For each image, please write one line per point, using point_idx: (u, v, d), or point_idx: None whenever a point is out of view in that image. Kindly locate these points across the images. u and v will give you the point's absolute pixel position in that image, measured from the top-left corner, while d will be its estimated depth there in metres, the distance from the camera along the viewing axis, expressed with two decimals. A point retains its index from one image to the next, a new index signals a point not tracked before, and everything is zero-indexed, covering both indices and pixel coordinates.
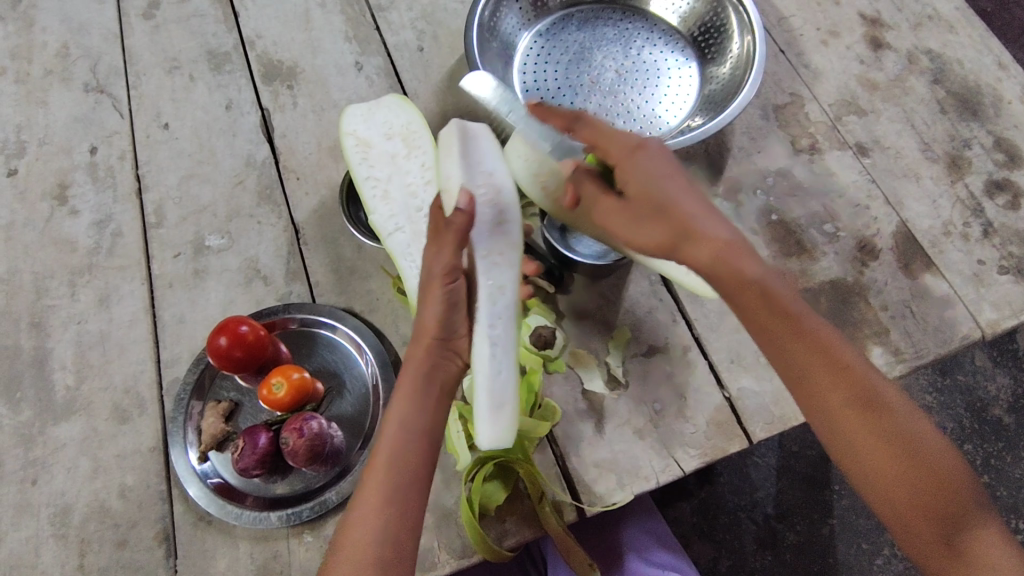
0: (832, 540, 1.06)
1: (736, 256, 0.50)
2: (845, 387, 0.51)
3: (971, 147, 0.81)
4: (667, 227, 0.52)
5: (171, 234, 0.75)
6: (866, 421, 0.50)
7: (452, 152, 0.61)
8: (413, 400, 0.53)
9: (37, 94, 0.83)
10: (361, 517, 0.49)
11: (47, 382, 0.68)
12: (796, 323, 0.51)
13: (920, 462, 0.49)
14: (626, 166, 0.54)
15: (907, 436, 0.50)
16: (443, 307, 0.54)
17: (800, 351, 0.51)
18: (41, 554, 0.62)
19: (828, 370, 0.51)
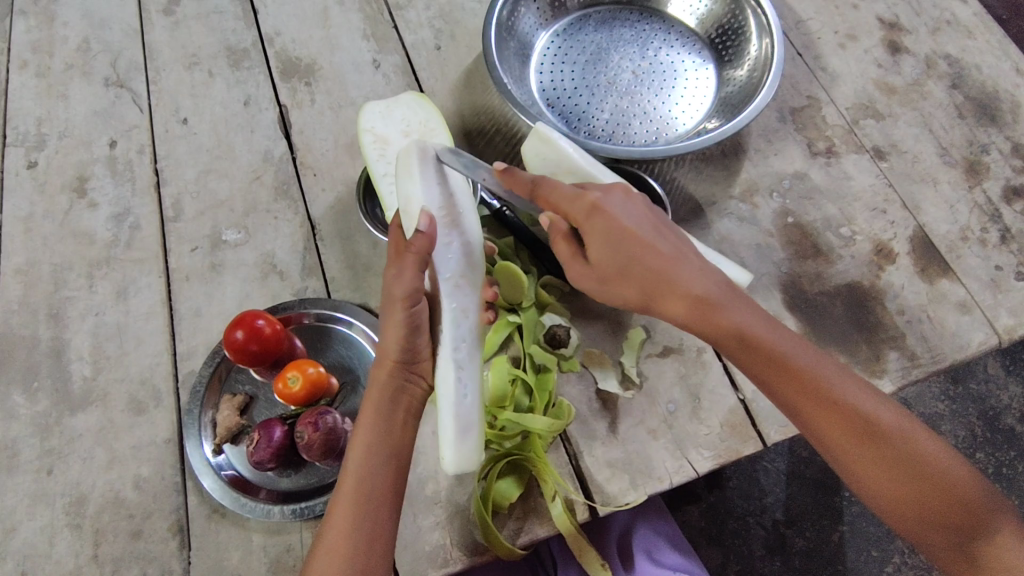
0: (841, 547, 1.06)
1: (711, 309, 0.52)
2: (844, 420, 0.51)
3: (989, 153, 0.80)
4: (643, 283, 0.53)
5: (188, 228, 0.76)
6: (868, 450, 0.51)
7: (410, 171, 0.61)
8: (375, 430, 0.55)
9: (58, 88, 0.83)
10: (330, 548, 0.52)
11: (64, 373, 0.69)
12: (779, 366, 0.52)
13: (925, 479, 0.51)
14: (592, 229, 0.53)
15: (911, 458, 0.51)
16: (403, 334, 0.56)
17: (795, 393, 0.52)
18: (56, 543, 0.62)
19: (822, 407, 0.51)
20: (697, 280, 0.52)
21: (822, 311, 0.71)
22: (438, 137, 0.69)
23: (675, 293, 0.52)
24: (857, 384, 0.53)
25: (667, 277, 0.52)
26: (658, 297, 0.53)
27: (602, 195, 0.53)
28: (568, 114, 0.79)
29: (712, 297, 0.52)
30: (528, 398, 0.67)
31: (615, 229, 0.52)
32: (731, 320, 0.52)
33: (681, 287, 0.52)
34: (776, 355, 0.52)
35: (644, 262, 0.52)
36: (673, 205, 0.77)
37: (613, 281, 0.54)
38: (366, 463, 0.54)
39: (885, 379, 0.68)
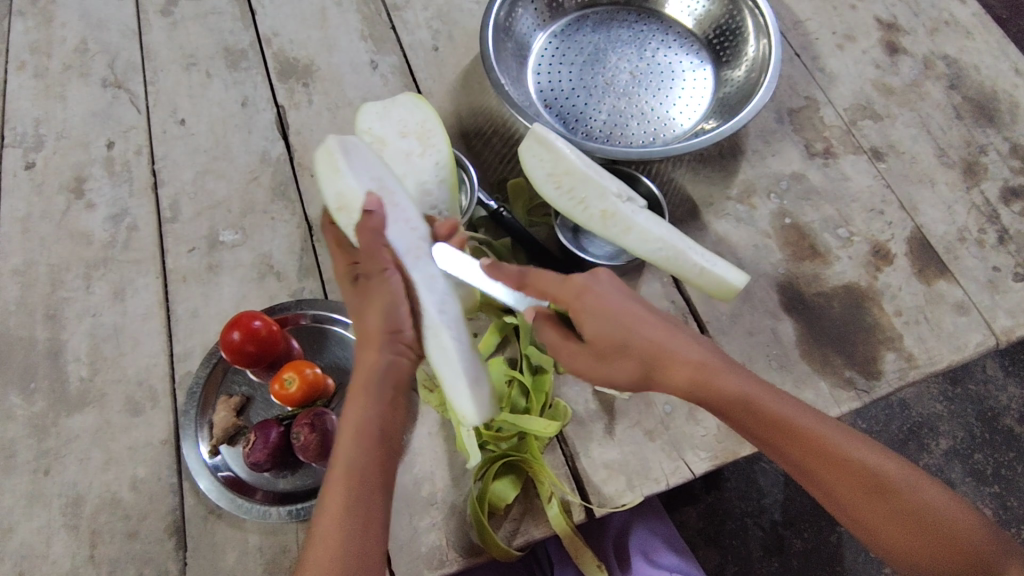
0: (838, 548, 1.06)
1: (711, 376, 0.52)
2: (845, 473, 0.52)
3: (987, 153, 0.80)
4: (647, 355, 0.52)
5: (185, 229, 0.76)
6: (875, 501, 0.51)
7: (335, 168, 0.61)
8: (364, 409, 0.53)
9: (55, 89, 0.83)
10: (321, 534, 0.50)
11: (62, 373, 0.69)
12: (783, 431, 0.52)
13: (931, 531, 0.51)
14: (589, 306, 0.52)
15: (915, 510, 0.51)
16: (389, 307, 0.55)
17: (798, 452, 0.52)
18: (52, 544, 0.62)
19: (826, 462, 0.52)
20: (693, 350, 0.53)
21: (819, 312, 0.71)
22: (436, 138, 0.68)
23: (681, 362, 0.52)
24: (858, 439, 0.53)
25: (667, 352, 0.52)
26: (661, 369, 0.52)
27: (588, 279, 0.53)
28: (566, 115, 0.79)
29: (711, 365, 0.53)
30: (525, 398, 0.67)
31: (609, 309, 0.52)
32: (733, 387, 0.52)
33: (681, 358, 0.52)
34: (780, 421, 0.52)
35: (641, 333, 0.52)
36: (670, 206, 0.77)
37: (611, 358, 0.52)
38: (355, 445, 0.52)
39: (883, 381, 0.68)
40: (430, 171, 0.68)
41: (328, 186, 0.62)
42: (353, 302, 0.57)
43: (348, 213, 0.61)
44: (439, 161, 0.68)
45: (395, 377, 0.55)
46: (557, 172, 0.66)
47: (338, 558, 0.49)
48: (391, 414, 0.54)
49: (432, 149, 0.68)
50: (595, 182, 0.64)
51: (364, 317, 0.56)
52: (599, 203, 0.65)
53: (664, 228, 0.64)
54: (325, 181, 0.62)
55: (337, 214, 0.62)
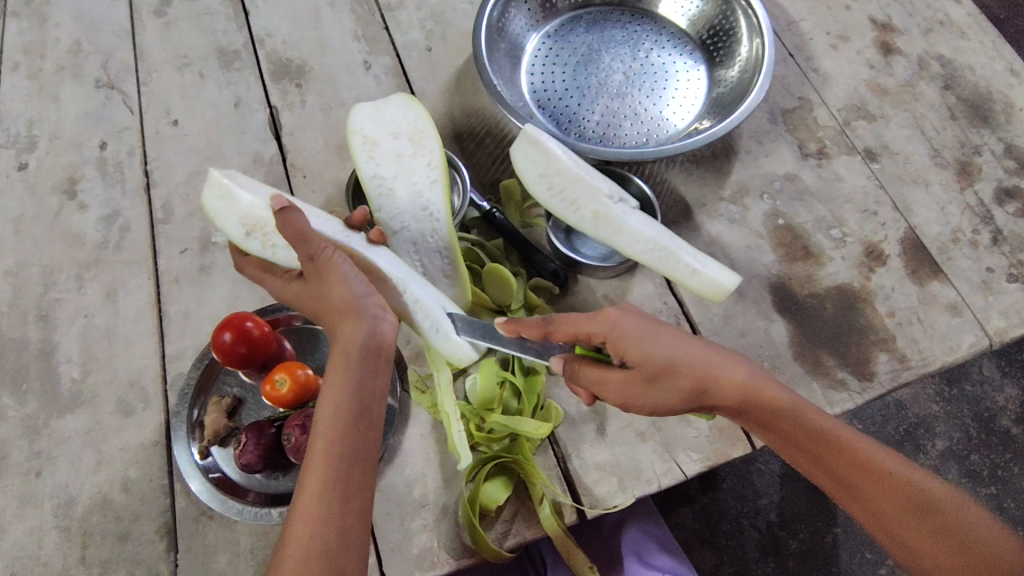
0: (835, 549, 1.06)
1: (762, 388, 0.52)
2: (886, 488, 0.50)
3: (981, 154, 0.80)
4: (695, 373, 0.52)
5: (178, 230, 0.76)
6: (921, 521, 0.49)
7: (230, 196, 0.62)
8: (347, 378, 0.50)
9: (48, 90, 0.83)
10: (301, 512, 0.46)
11: (54, 375, 0.69)
12: (826, 442, 0.52)
13: (979, 556, 0.47)
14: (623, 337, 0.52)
15: (964, 533, 0.48)
16: (349, 279, 0.54)
17: (839, 466, 0.51)
18: (43, 545, 0.62)
19: (869, 477, 0.50)
20: (739, 365, 0.53)
21: (812, 313, 0.71)
22: (428, 139, 0.68)
23: (728, 374, 0.52)
24: (902, 461, 0.52)
25: (714, 369, 0.52)
26: (710, 385, 0.52)
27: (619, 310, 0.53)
28: (559, 115, 0.79)
29: (754, 384, 0.52)
30: (516, 399, 0.66)
31: (647, 329, 0.52)
32: (778, 397, 0.52)
33: (726, 377, 0.52)
34: (823, 434, 0.52)
35: (685, 349, 0.52)
36: (663, 206, 0.77)
37: (656, 376, 0.52)
38: (336, 419, 0.49)
39: (875, 382, 0.68)
40: (421, 172, 0.68)
41: (229, 218, 0.62)
42: (303, 292, 0.56)
43: (261, 232, 0.62)
44: (431, 161, 0.68)
45: (374, 343, 0.52)
46: (549, 172, 0.66)
47: (318, 536, 0.45)
48: (375, 382, 0.52)
49: (424, 150, 0.68)
50: (586, 180, 0.65)
51: (325, 300, 0.53)
52: (591, 204, 0.65)
53: (655, 228, 0.64)
54: (224, 218, 0.62)
55: (249, 241, 0.62)
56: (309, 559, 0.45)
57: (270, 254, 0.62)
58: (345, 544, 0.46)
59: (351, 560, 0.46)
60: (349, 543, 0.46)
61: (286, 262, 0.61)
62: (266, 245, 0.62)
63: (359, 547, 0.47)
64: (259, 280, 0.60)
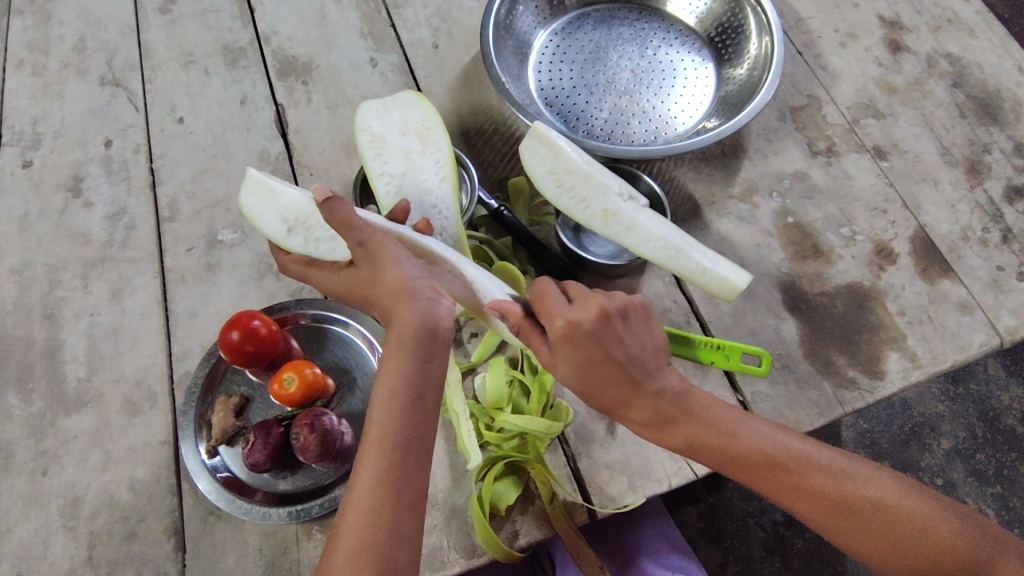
0: (841, 548, 1.05)
1: (670, 424, 0.53)
2: (818, 503, 0.52)
3: (991, 152, 0.80)
4: (612, 396, 0.53)
5: (184, 228, 0.75)
6: (839, 521, 0.51)
7: (269, 190, 0.62)
8: (404, 362, 0.49)
9: (53, 87, 0.83)
10: (354, 502, 0.47)
11: (59, 374, 0.68)
12: (735, 460, 0.53)
13: (900, 539, 0.50)
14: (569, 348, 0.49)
15: (885, 519, 0.51)
16: (402, 260, 0.51)
17: (755, 480, 0.53)
18: (50, 546, 0.62)
19: (782, 487, 0.52)
20: (665, 386, 0.53)
21: (822, 312, 0.71)
22: (436, 136, 0.68)
23: (640, 404, 0.52)
24: (822, 462, 0.53)
25: (635, 387, 0.52)
26: (625, 409, 0.53)
27: (575, 316, 0.49)
28: (566, 113, 0.78)
29: (670, 411, 0.53)
30: (526, 398, 0.66)
31: (590, 353, 0.49)
32: (685, 418, 0.53)
33: (647, 402, 0.52)
34: (739, 456, 0.53)
35: (603, 363, 0.50)
36: (673, 205, 0.77)
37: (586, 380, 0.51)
38: (391, 409, 0.48)
39: (886, 381, 0.67)
40: (430, 170, 0.67)
41: (269, 216, 0.62)
42: (355, 279, 0.54)
43: (303, 227, 0.62)
44: (440, 159, 0.67)
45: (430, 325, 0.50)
46: (559, 170, 0.65)
47: (370, 527, 0.46)
48: (432, 369, 0.50)
49: (433, 147, 0.68)
50: (598, 180, 0.64)
51: (379, 286, 0.51)
52: (601, 203, 0.65)
53: (666, 227, 0.64)
54: (263, 215, 0.62)
55: (290, 237, 0.62)
56: (359, 555, 0.45)
57: (313, 249, 0.62)
58: (396, 539, 0.46)
59: (402, 554, 0.46)
60: (399, 536, 0.47)
61: (330, 256, 0.61)
62: (309, 241, 0.62)
63: (411, 542, 0.47)
64: (298, 276, 0.61)
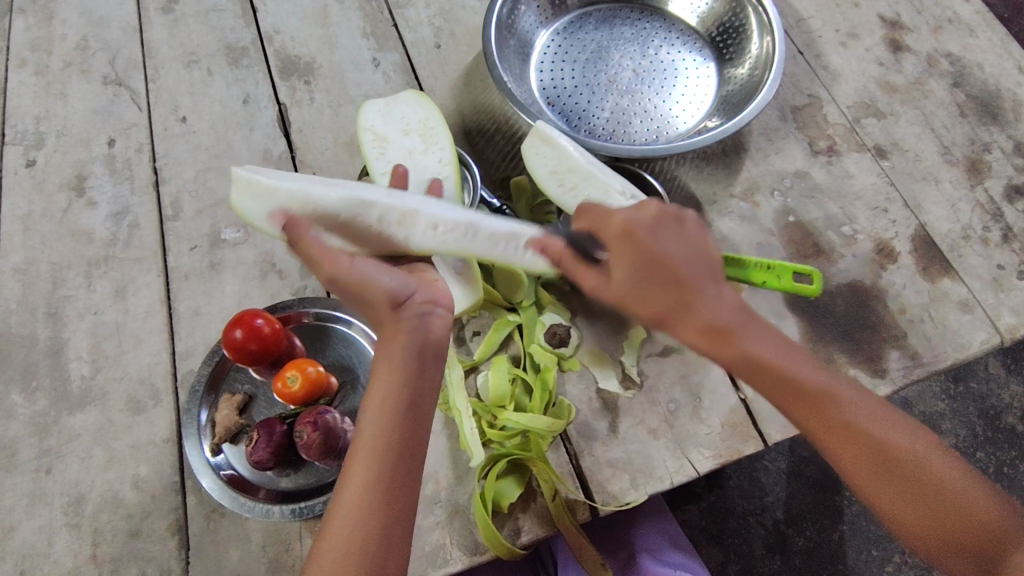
0: (842, 546, 1.05)
1: (726, 339, 0.48)
2: (865, 446, 0.48)
3: (991, 151, 0.80)
4: (663, 301, 0.48)
5: (187, 227, 0.75)
6: (885, 473, 0.48)
7: (263, 189, 0.58)
8: (398, 371, 0.49)
9: (56, 86, 0.83)
10: (344, 508, 0.47)
11: (64, 372, 0.69)
12: (792, 388, 0.49)
13: (942, 498, 0.48)
14: (628, 244, 0.49)
15: (927, 480, 0.48)
16: (383, 279, 0.51)
17: (805, 414, 0.49)
18: (54, 543, 0.62)
19: (829, 426, 0.49)
20: (723, 299, 0.49)
21: (823, 311, 0.71)
22: (439, 136, 0.68)
23: (694, 317, 0.48)
24: (875, 412, 0.50)
25: (691, 297, 0.48)
26: (674, 321, 0.49)
27: (633, 216, 0.50)
28: (568, 112, 0.78)
29: (731, 324, 0.48)
30: (528, 397, 0.67)
31: (648, 250, 0.48)
32: (746, 340, 0.48)
33: (706, 311, 0.48)
34: (792, 382, 0.49)
35: (663, 262, 0.48)
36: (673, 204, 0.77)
37: (642, 286, 0.49)
38: (387, 415, 0.49)
39: (887, 379, 0.68)
40: (433, 168, 0.68)
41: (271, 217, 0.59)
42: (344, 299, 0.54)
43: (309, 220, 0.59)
44: (443, 158, 0.68)
45: (424, 335, 0.51)
46: (561, 170, 0.66)
47: (361, 531, 0.46)
48: (428, 377, 0.51)
49: (435, 146, 0.68)
50: (600, 179, 0.65)
51: (361, 303, 0.51)
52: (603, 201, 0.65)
53: None
54: (264, 217, 0.59)
55: None
56: (349, 558, 0.46)
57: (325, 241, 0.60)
58: (388, 546, 0.47)
59: (393, 559, 0.47)
60: (390, 543, 0.47)
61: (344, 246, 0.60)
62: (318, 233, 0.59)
63: (401, 548, 0.48)
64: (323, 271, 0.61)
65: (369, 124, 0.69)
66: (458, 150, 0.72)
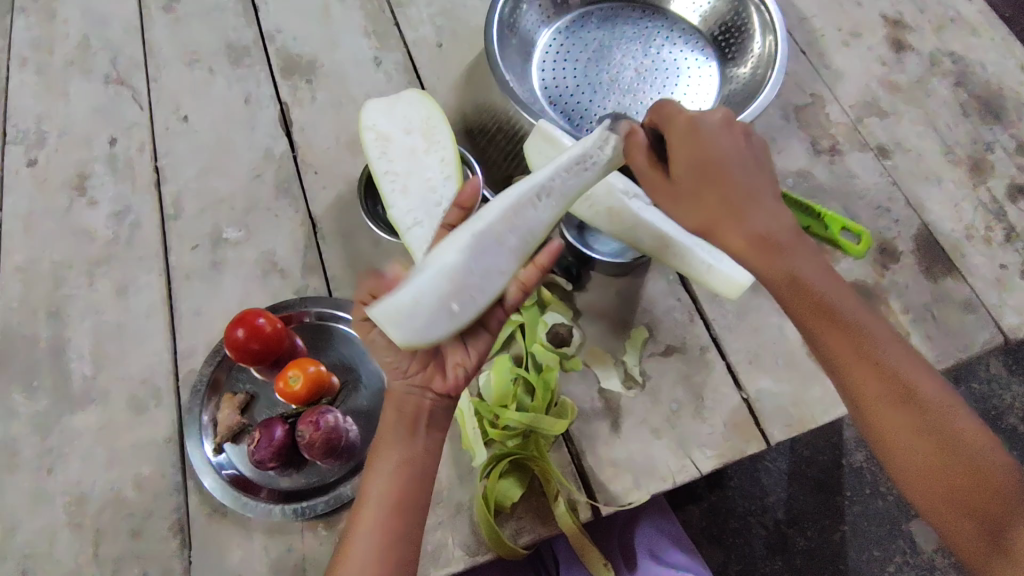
0: (843, 546, 1.05)
1: (770, 251, 0.52)
2: (891, 382, 0.50)
3: (994, 151, 0.80)
4: (713, 209, 0.52)
5: (189, 226, 0.75)
6: (898, 408, 0.50)
7: (426, 310, 0.49)
8: (392, 436, 0.54)
9: (58, 86, 0.83)
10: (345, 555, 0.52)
11: (66, 371, 0.69)
12: (822, 309, 0.51)
13: (952, 444, 0.49)
14: (689, 143, 0.51)
15: (941, 426, 0.49)
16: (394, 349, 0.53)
17: (829, 336, 0.51)
18: (56, 542, 0.62)
19: (854, 352, 0.50)
20: (770, 216, 0.52)
21: None
22: (441, 135, 0.68)
23: (738, 232, 0.52)
24: (900, 347, 0.51)
25: (738, 213, 0.52)
26: (720, 228, 0.52)
27: (701, 117, 0.53)
28: (570, 112, 0.78)
29: (778, 239, 0.52)
30: (530, 396, 0.66)
31: (705, 160, 0.52)
32: (789, 253, 0.52)
33: (750, 227, 0.52)
34: (828, 307, 0.51)
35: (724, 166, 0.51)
36: None
37: (701, 189, 0.52)
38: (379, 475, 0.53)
39: None
40: (435, 168, 0.68)
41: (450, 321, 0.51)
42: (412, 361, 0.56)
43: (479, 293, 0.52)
44: (445, 157, 0.68)
45: (411, 411, 0.54)
46: None
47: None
48: (417, 444, 0.54)
49: (438, 146, 0.68)
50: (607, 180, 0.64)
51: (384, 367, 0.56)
52: (605, 201, 0.65)
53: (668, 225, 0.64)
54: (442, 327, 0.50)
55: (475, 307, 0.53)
56: None
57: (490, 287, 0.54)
58: None
59: None
60: None
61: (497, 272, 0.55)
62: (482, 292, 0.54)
63: None
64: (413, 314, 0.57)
65: (375, 130, 0.69)
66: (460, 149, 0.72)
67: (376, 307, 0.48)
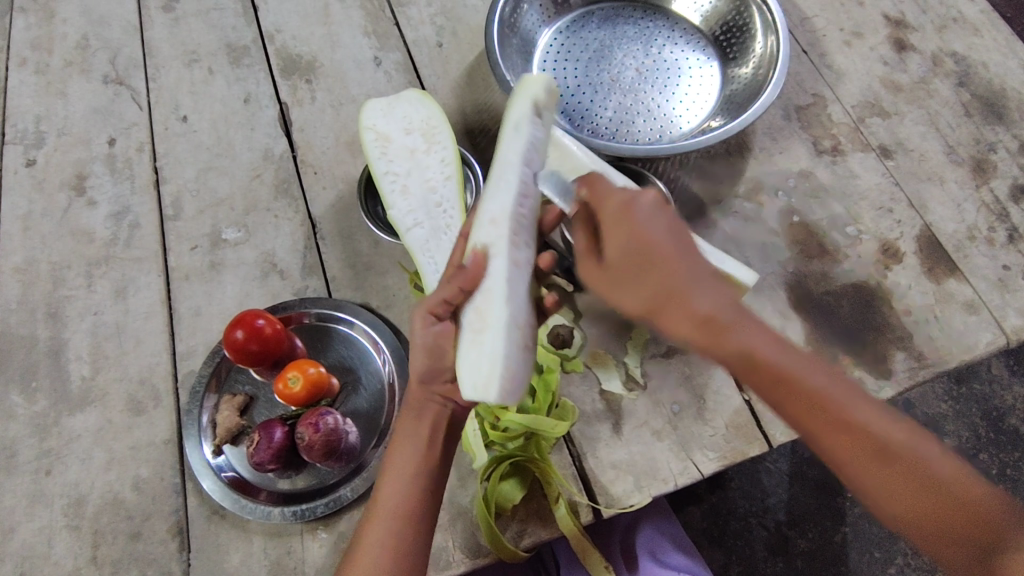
0: (844, 549, 1.05)
1: (720, 331, 0.44)
2: (868, 456, 0.43)
3: (996, 151, 0.80)
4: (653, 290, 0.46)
5: (188, 227, 0.75)
6: (888, 481, 0.43)
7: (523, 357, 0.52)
8: (411, 438, 0.56)
9: (57, 86, 0.83)
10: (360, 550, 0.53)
11: (63, 372, 0.68)
12: (788, 390, 0.44)
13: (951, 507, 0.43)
14: (619, 226, 0.47)
15: (934, 492, 0.43)
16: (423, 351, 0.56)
17: (803, 418, 0.44)
18: (53, 545, 0.61)
19: (831, 431, 0.44)
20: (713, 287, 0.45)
21: (829, 311, 0.71)
22: (441, 135, 0.68)
23: (679, 313, 0.45)
24: (873, 409, 0.45)
25: (675, 290, 0.45)
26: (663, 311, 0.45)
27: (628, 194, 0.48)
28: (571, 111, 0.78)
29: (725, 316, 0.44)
30: (530, 398, 0.65)
31: (636, 241, 0.46)
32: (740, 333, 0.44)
33: (689, 305, 0.44)
34: (790, 382, 0.44)
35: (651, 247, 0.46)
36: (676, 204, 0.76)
37: (637, 275, 0.46)
38: (397, 475, 0.55)
39: (893, 380, 0.67)
40: (436, 168, 0.67)
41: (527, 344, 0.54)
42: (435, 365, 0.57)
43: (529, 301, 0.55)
44: (446, 158, 0.68)
45: (431, 417, 0.57)
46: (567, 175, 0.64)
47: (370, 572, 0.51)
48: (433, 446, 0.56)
49: (438, 146, 0.68)
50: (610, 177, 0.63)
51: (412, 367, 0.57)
52: None
53: None
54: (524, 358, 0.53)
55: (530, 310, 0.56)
56: None
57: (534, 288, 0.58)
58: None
59: None
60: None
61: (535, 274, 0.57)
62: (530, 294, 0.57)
63: None
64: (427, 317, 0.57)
65: (372, 130, 0.69)
66: (460, 149, 0.72)
67: (489, 392, 0.49)
